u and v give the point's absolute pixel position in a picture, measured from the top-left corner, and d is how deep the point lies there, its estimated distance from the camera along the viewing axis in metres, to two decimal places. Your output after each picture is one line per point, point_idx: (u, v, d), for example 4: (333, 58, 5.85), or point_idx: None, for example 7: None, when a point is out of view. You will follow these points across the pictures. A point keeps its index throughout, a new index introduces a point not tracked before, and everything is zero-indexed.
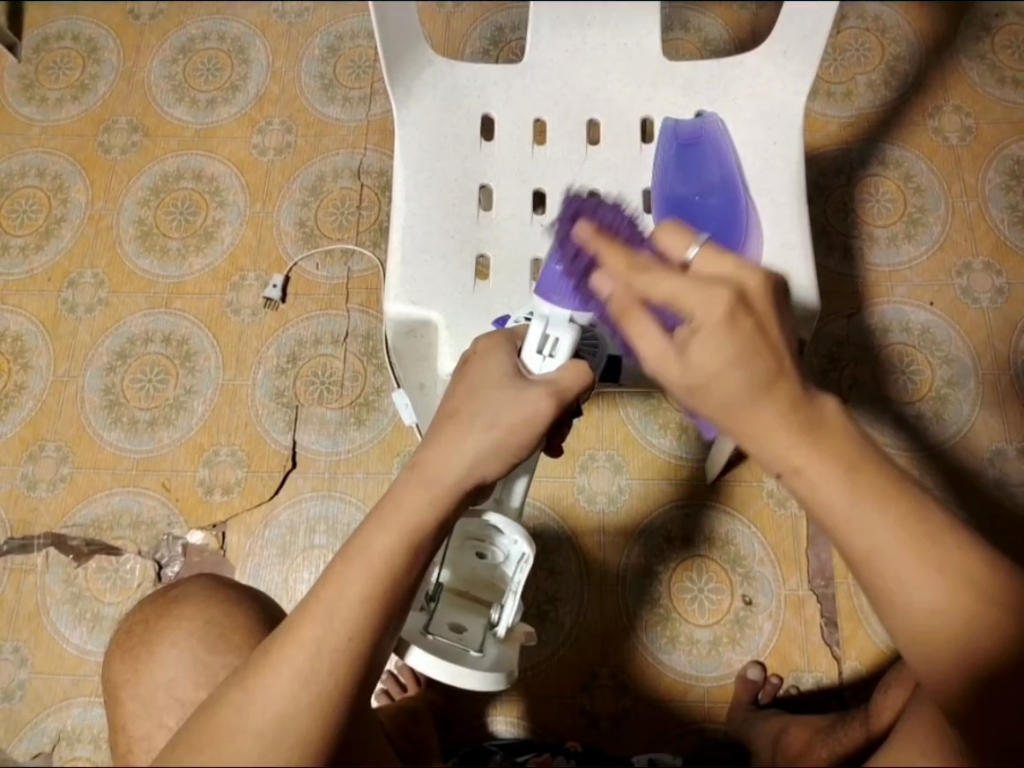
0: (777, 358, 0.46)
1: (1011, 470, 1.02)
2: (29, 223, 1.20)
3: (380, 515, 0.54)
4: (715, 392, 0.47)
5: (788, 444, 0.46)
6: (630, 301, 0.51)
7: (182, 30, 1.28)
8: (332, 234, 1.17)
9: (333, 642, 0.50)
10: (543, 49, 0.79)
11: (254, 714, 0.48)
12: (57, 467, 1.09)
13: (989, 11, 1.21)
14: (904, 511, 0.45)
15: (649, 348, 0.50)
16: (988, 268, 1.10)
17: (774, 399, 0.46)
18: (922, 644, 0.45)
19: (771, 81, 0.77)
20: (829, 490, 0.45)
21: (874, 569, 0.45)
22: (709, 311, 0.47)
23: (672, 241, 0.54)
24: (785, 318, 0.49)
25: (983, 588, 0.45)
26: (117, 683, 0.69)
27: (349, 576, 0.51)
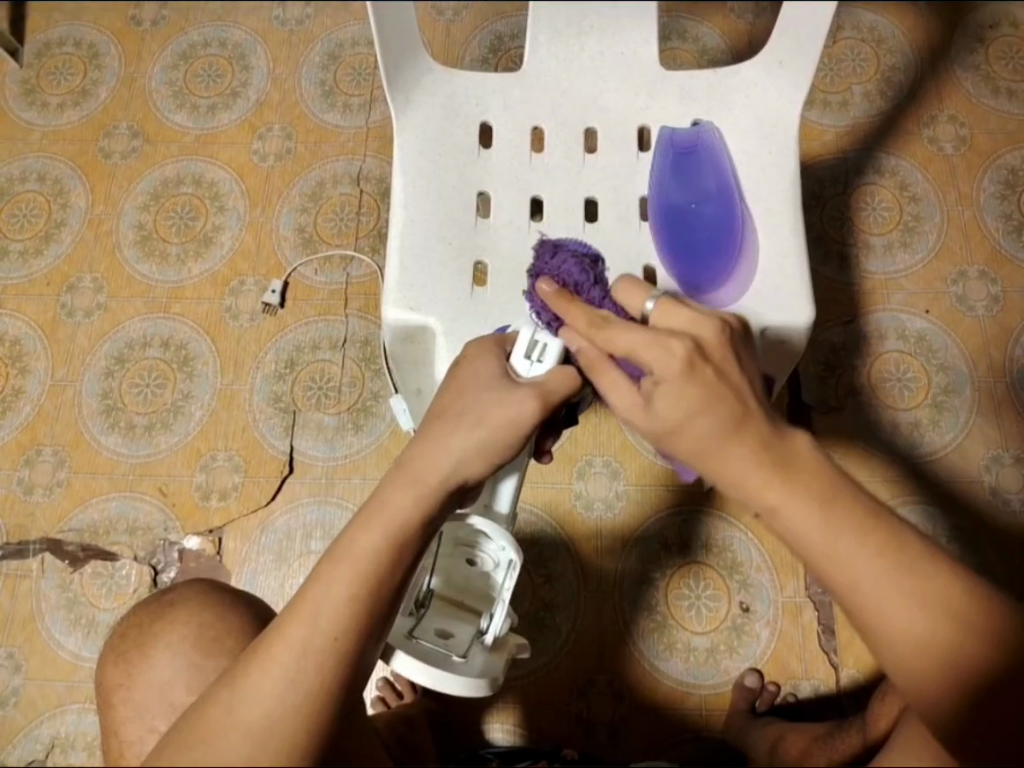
0: (737, 400, 0.50)
1: (1007, 477, 1.03)
2: (28, 228, 1.21)
3: (367, 517, 0.55)
4: (683, 437, 0.51)
5: (761, 483, 0.49)
6: (598, 357, 0.56)
7: (183, 38, 1.29)
8: (330, 240, 1.17)
9: (318, 643, 0.50)
10: (541, 57, 0.80)
11: (242, 712, 0.49)
12: (54, 472, 1.09)
13: (983, 23, 1.23)
14: (880, 542, 0.48)
15: (620, 400, 0.55)
16: (983, 276, 1.11)
17: (742, 440, 0.50)
18: (915, 662, 0.47)
19: (766, 90, 0.78)
20: (807, 524, 0.48)
21: (855, 588, 0.48)
22: (667, 367, 0.51)
23: (631, 298, 0.59)
24: (744, 364, 0.53)
25: (965, 614, 0.47)
26: (110, 687, 0.69)
27: (336, 576, 0.52)
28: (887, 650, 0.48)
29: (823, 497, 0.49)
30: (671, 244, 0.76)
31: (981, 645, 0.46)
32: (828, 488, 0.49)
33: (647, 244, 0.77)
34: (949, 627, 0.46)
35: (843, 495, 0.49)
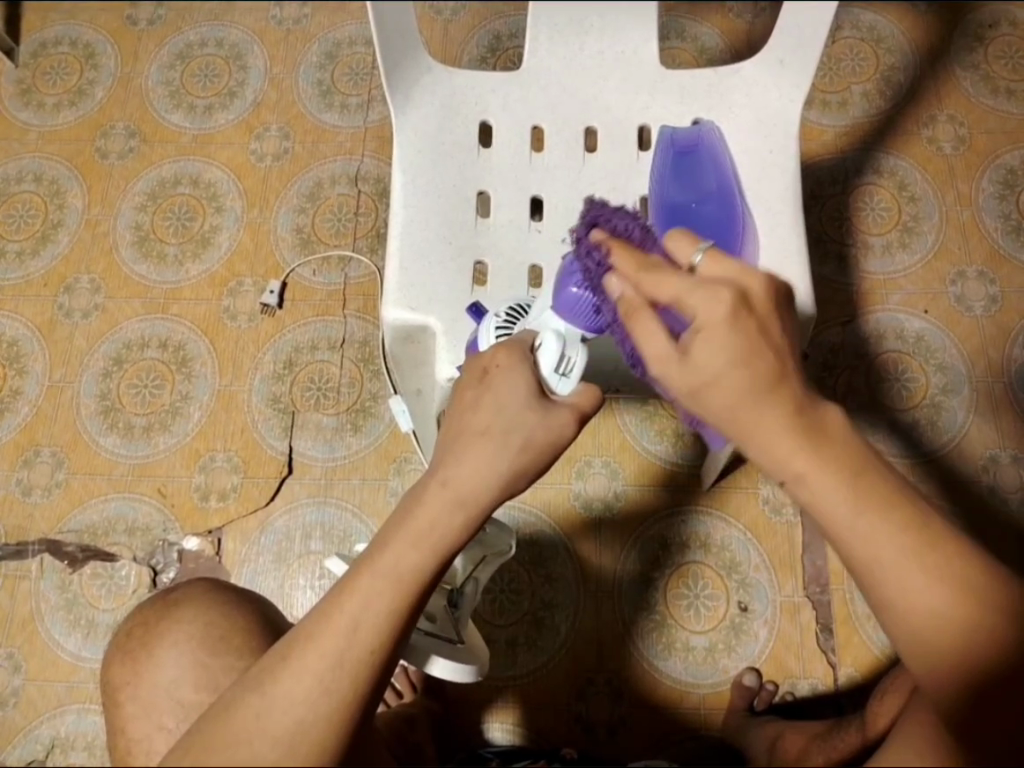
0: (778, 358, 0.45)
1: (1004, 477, 1.03)
2: (25, 228, 1.20)
3: (401, 521, 0.53)
4: (718, 392, 0.46)
5: (793, 452, 0.45)
6: (637, 304, 0.50)
7: (180, 37, 1.28)
8: (328, 241, 1.17)
9: (355, 655, 0.50)
10: (541, 57, 0.79)
11: (274, 718, 0.49)
12: (52, 472, 1.09)
13: (982, 21, 1.22)
14: (905, 519, 0.45)
15: (651, 350, 0.48)
16: (982, 276, 1.11)
17: (776, 401, 0.45)
18: (929, 640, 0.45)
19: (767, 89, 0.78)
20: (832, 499, 0.45)
21: (876, 565, 0.46)
22: (712, 310, 0.46)
23: (681, 245, 0.52)
24: (785, 319, 0.48)
25: (976, 589, 0.45)
26: (117, 686, 0.69)
27: (375, 589, 0.51)
28: (898, 628, 0.46)
29: (854, 469, 0.45)
30: None
31: (996, 623, 0.45)
32: (858, 460, 0.46)
33: None
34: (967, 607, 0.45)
35: (872, 467, 0.46)
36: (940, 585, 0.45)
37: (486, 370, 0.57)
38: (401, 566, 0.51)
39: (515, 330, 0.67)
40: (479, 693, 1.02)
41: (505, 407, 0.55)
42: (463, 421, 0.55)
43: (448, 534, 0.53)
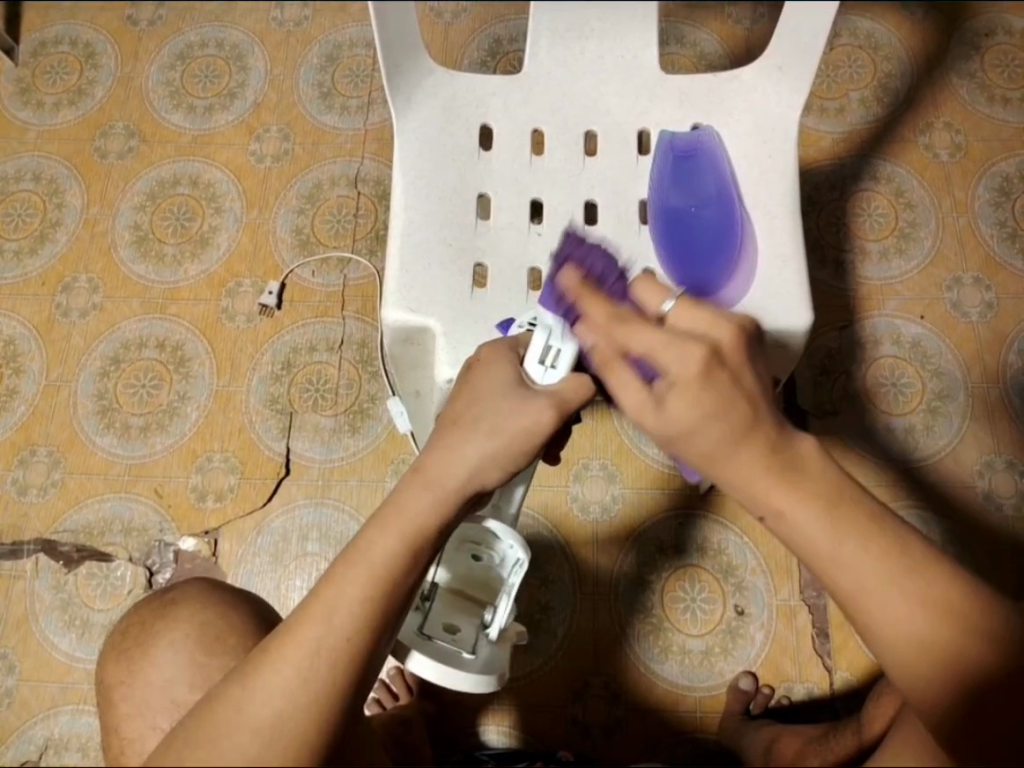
0: (750, 405, 0.47)
1: (1000, 482, 1.03)
2: (23, 227, 1.20)
3: (379, 514, 0.54)
4: (692, 441, 0.48)
5: (768, 488, 0.47)
6: (612, 356, 0.51)
7: (181, 37, 1.29)
8: (328, 242, 1.17)
9: (331, 644, 0.50)
10: (542, 60, 0.80)
11: (253, 708, 0.49)
12: (49, 472, 1.08)
13: (979, 30, 1.23)
14: (885, 546, 0.46)
15: (628, 400, 0.50)
16: (978, 282, 1.12)
17: (751, 444, 0.47)
18: (918, 665, 0.46)
19: (766, 95, 0.78)
20: (813, 530, 0.46)
21: (858, 594, 0.46)
22: (684, 367, 0.48)
23: (649, 295, 0.53)
24: (758, 367, 0.50)
25: (963, 616, 0.46)
26: (111, 685, 0.69)
27: (349, 576, 0.51)
28: (886, 656, 0.47)
29: (832, 502, 0.47)
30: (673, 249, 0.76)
31: (983, 648, 0.45)
32: (836, 491, 0.47)
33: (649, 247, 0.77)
34: (953, 631, 0.45)
35: (848, 497, 0.47)
36: (924, 608, 0.46)
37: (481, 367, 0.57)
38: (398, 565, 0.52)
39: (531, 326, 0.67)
40: (475, 696, 1.02)
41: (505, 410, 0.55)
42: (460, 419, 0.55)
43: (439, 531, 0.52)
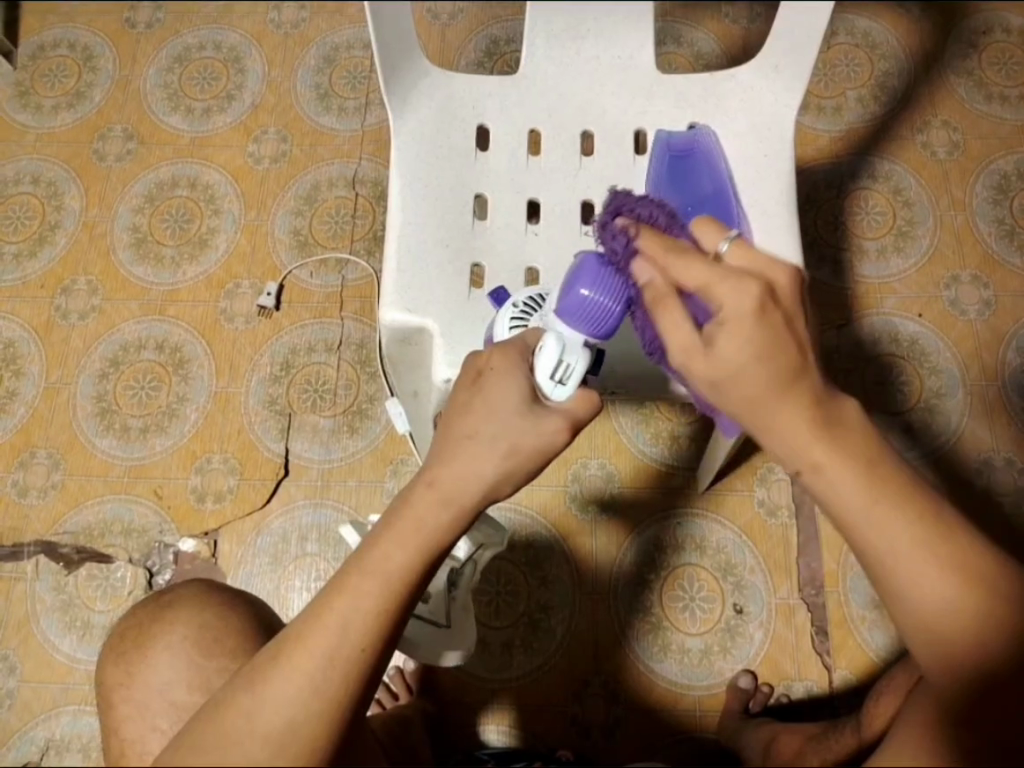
0: (798, 351, 0.48)
1: (998, 480, 1.03)
2: (22, 230, 1.20)
3: (390, 521, 0.53)
4: (739, 384, 0.49)
5: (809, 442, 0.48)
6: (664, 291, 0.51)
7: (178, 40, 1.29)
8: (326, 244, 1.17)
9: (343, 655, 0.50)
10: (538, 61, 0.80)
11: (265, 717, 0.49)
12: (49, 474, 1.09)
13: (976, 28, 1.23)
14: (918, 512, 0.48)
15: (675, 339, 0.50)
16: (976, 280, 1.12)
17: (792, 397, 0.48)
18: (935, 627, 0.47)
19: (762, 94, 0.78)
20: (850, 489, 0.48)
21: (888, 555, 0.48)
22: (739, 306, 0.47)
23: (707, 231, 0.52)
24: (808, 316, 0.50)
25: (983, 586, 0.47)
26: (110, 688, 0.69)
27: (364, 589, 0.51)
28: (906, 620, 0.48)
29: (869, 462, 0.48)
30: None
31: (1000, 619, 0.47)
32: (873, 451, 0.48)
33: None
34: (971, 600, 0.47)
35: (885, 460, 0.48)
36: (946, 581, 0.47)
37: (480, 373, 0.57)
38: (394, 567, 0.52)
39: (533, 320, 0.67)
40: (475, 696, 1.02)
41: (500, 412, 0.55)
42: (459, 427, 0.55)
43: (433, 536, 0.53)
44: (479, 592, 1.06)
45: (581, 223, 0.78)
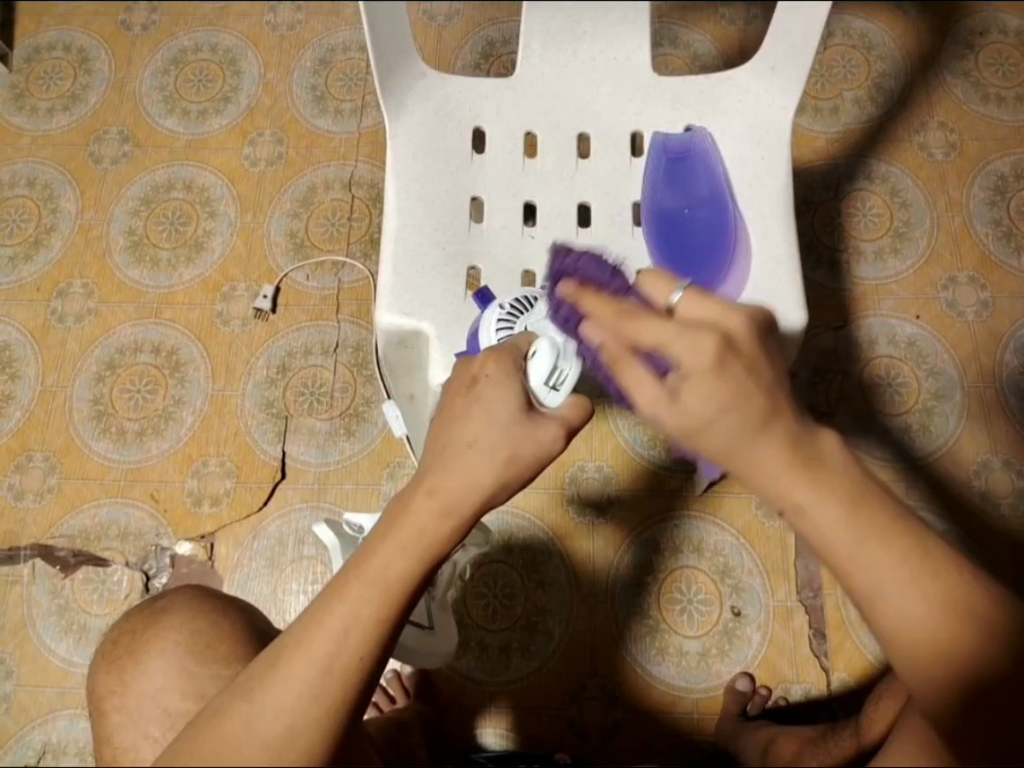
0: (768, 399, 0.45)
1: (996, 481, 1.03)
2: (18, 233, 1.20)
3: (388, 528, 0.52)
4: (709, 436, 0.46)
5: (790, 485, 0.45)
6: (622, 350, 0.49)
7: (174, 42, 1.29)
8: (322, 246, 1.17)
9: (344, 661, 0.50)
10: (533, 63, 0.80)
11: (263, 725, 0.48)
12: (45, 477, 1.09)
13: (973, 29, 1.23)
14: (906, 547, 0.45)
15: (640, 396, 0.48)
16: (973, 281, 1.12)
17: (770, 438, 0.45)
18: (932, 665, 0.45)
19: (758, 95, 0.78)
20: (834, 531, 0.45)
21: (877, 595, 0.45)
22: (697, 358, 0.46)
23: (657, 287, 0.54)
24: (772, 357, 0.48)
25: (976, 615, 0.46)
26: (102, 695, 0.68)
27: (364, 596, 0.51)
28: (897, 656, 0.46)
29: (854, 500, 0.45)
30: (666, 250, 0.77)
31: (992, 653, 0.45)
32: (858, 490, 0.45)
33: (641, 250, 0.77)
34: (965, 633, 0.45)
35: (869, 495, 0.46)
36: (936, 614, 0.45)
37: (476, 378, 0.57)
38: (389, 575, 0.51)
39: (519, 325, 0.67)
40: (473, 699, 1.02)
41: (496, 419, 0.55)
42: (453, 435, 0.54)
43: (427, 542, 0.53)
44: (476, 595, 1.05)
45: (577, 226, 0.78)
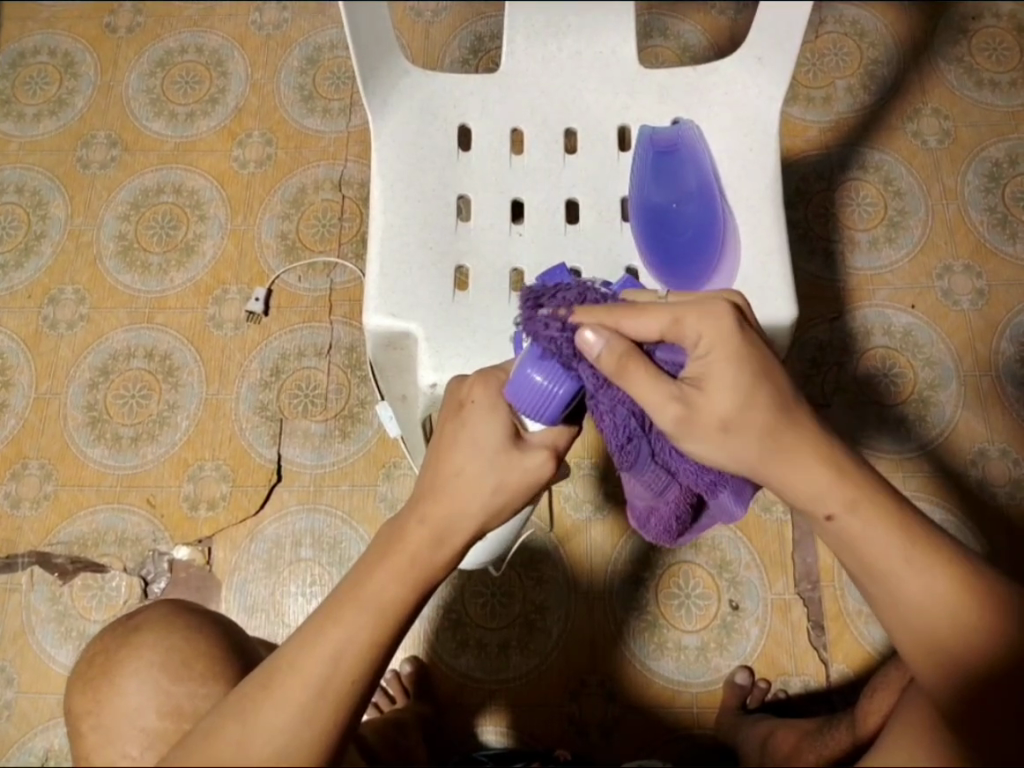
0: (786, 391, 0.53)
1: (995, 471, 1.03)
2: (8, 239, 1.20)
3: (384, 555, 0.53)
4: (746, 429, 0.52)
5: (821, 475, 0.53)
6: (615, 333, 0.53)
7: (160, 44, 1.28)
8: (313, 247, 1.17)
9: (336, 684, 0.50)
10: (519, 60, 0.79)
11: (257, 746, 0.48)
12: (41, 485, 1.08)
13: (966, 13, 1.22)
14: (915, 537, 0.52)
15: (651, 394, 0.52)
16: (969, 270, 1.11)
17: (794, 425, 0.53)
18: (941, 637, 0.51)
19: (746, 87, 0.77)
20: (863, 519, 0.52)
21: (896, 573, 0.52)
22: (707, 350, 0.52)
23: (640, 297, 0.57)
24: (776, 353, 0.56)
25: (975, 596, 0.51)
26: (78, 716, 0.68)
27: (359, 620, 0.51)
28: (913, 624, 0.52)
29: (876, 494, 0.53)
30: (656, 248, 0.76)
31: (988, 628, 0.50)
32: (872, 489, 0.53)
33: (629, 247, 0.76)
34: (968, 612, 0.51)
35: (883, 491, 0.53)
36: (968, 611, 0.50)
37: (464, 404, 0.57)
38: None
39: None
40: (471, 698, 1.02)
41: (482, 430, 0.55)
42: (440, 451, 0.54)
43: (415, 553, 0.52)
44: (474, 593, 1.05)
45: (566, 223, 0.77)
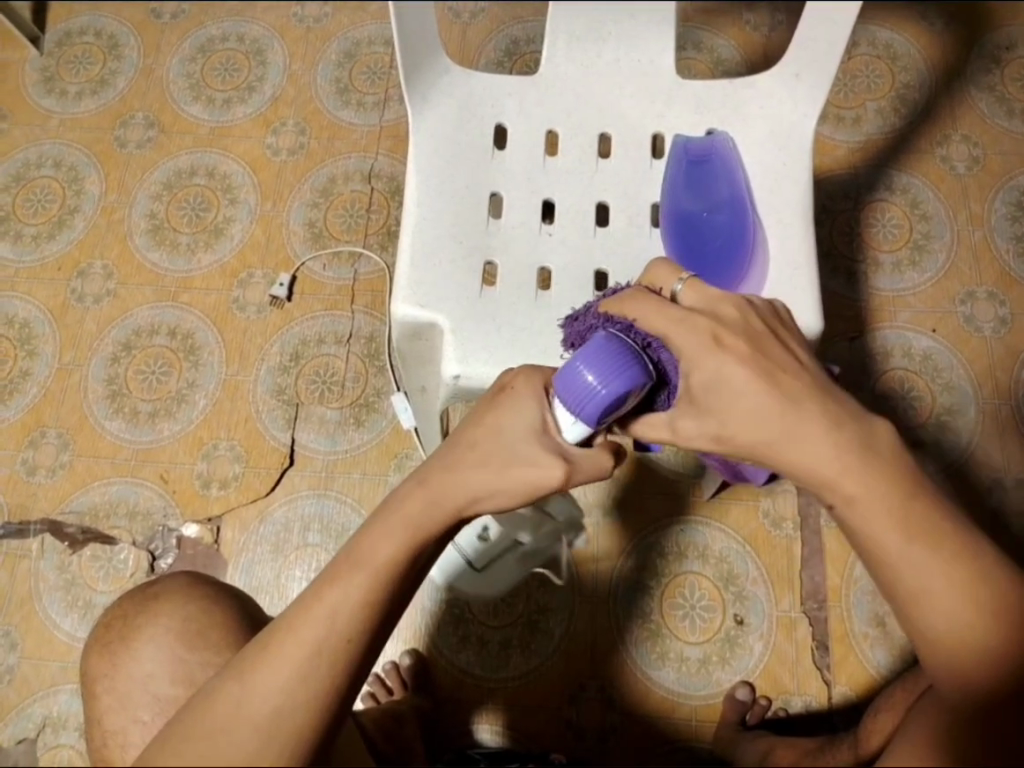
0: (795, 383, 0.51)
1: (1009, 499, 1.02)
2: (42, 212, 1.22)
3: (378, 517, 0.53)
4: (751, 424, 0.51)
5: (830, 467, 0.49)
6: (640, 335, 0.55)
7: (203, 31, 1.30)
8: (340, 236, 1.18)
9: (333, 645, 0.49)
10: (558, 63, 0.80)
11: (252, 705, 0.48)
12: (57, 454, 1.10)
13: (1001, 43, 1.23)
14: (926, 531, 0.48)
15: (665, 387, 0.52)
16: (992, 297, 1.11)
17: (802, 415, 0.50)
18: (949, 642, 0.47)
19: (782, 101, 0.78)
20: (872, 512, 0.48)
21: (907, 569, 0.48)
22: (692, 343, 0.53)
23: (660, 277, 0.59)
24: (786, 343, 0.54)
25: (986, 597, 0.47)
26: (94, 678, 0.69)
27: (354, 580, 0.51)
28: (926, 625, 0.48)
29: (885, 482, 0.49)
30: (683, 252, 0.76)
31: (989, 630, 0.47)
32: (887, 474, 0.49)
33: (657, 251, 0.77)
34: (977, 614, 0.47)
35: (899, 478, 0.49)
36: (992, 629, 0.47)
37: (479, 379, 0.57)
38: (380, 560, 0.51)
39: None
40: (470, 694, 1.02)
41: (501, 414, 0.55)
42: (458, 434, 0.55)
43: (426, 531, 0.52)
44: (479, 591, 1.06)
45: (596, 225, 0.78)
